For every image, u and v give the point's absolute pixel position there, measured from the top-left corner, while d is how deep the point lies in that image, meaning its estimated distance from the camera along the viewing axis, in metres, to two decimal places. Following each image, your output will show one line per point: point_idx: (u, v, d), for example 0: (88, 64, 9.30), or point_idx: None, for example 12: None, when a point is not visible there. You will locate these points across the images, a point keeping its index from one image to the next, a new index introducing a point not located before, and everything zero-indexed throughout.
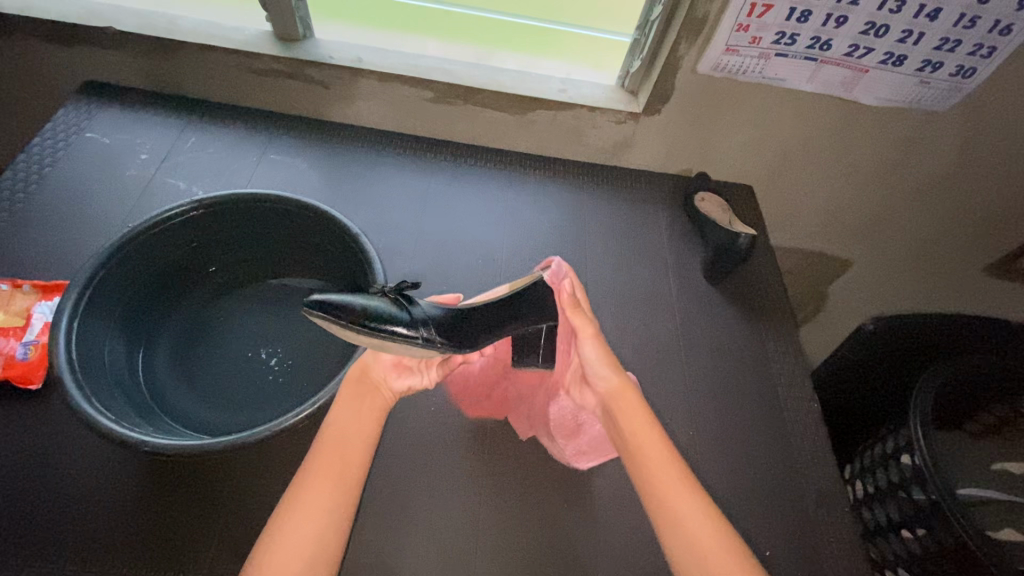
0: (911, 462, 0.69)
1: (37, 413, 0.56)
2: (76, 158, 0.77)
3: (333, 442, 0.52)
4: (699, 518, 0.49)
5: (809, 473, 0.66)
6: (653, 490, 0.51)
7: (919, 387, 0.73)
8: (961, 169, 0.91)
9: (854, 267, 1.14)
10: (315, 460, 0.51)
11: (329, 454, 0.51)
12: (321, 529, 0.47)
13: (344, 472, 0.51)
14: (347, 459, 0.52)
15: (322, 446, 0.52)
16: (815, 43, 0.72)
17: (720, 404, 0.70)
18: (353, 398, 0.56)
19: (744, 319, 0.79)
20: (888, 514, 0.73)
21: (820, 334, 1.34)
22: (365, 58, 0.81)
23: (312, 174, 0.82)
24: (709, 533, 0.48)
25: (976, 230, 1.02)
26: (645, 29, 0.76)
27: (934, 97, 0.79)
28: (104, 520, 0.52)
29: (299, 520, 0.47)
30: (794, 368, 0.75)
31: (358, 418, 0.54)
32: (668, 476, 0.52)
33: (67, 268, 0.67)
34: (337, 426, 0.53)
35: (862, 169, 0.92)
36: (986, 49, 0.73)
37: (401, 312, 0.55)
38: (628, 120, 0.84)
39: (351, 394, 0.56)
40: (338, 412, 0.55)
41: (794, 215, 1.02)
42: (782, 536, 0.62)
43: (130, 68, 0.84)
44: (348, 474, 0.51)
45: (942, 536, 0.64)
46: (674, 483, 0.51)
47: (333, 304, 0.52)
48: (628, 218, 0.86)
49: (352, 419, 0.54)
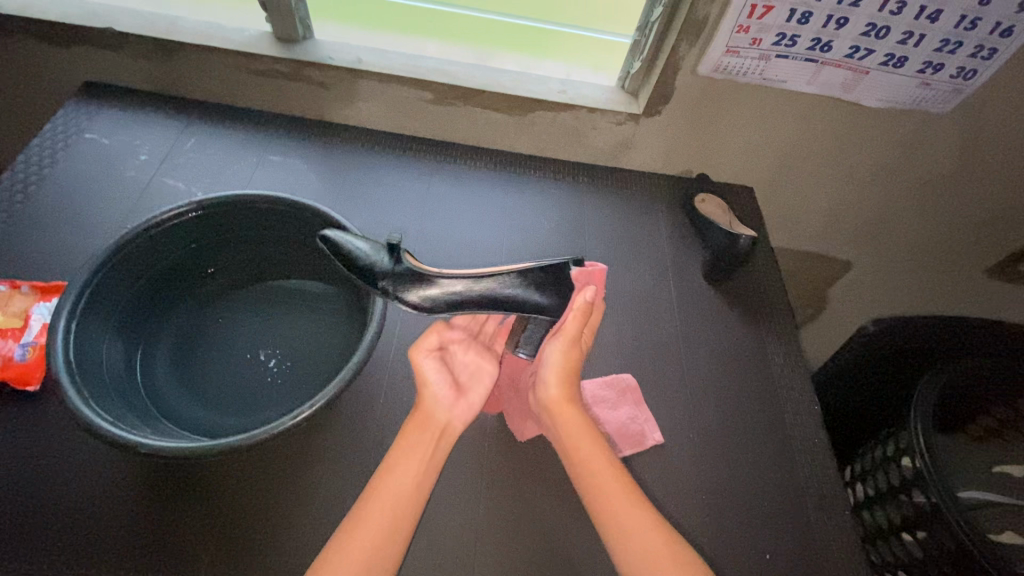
0: (912, 465, 0.69)
1: (35, 415, 0.56)
2: (76, 159, 0.77)
3: (386, 494, 0.50)
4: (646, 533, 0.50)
5: (809, 476, 0.66)
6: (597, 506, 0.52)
7: (920, 390, 0.73)
8: (962, 171, 0.91)
9: (854, 269, 1.14)
10: (365, 512, 0.49)
11: (379, 505, 0.49)
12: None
13: (392, 527, 0.48)
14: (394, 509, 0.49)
15: (373, 498, 0.49)
16: (816, 44, 0.72)
17: (720, 406, 0.70)
18: (415, 445, 0.52)
19: (745, 321, 0.78)
20: (889, 517, 0.73)
21: (820, 336, 1.34)
22: (365, 59, 0.81)
23: (312, 175, 0.81)
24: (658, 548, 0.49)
25: (977, 231, 1.01)
26: (645, 31, 0.76)
27: (934, 99, 0.79)
28: (102, 522, 0.51)
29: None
30: (795, 370, 0.75)
31: (416, 466, 0.51)
32: (614, 491, 0.52)
33: (66, 270, 0.67)
34: (392, 475, 0.51)
35: (863, 171, 0.92)
36: (988, 51, 0.72)
37: (376, 269, 0.56)
38: (628, 121, 0.84)
39: (413, 441, 0.53)
40: (397, 460, 0.51)
41: (795, 216, 1.02)
42: (783, 539, 0.61)
43: (130, 69, 0.84)
44: (394, 530, 0.48)
45: (942, 540, 0.64)
46: (620, 498, 0.52)
47: (336, 239, 0.58)
48: (628, 219, 0.86)
49: (408, 478, 0.51)
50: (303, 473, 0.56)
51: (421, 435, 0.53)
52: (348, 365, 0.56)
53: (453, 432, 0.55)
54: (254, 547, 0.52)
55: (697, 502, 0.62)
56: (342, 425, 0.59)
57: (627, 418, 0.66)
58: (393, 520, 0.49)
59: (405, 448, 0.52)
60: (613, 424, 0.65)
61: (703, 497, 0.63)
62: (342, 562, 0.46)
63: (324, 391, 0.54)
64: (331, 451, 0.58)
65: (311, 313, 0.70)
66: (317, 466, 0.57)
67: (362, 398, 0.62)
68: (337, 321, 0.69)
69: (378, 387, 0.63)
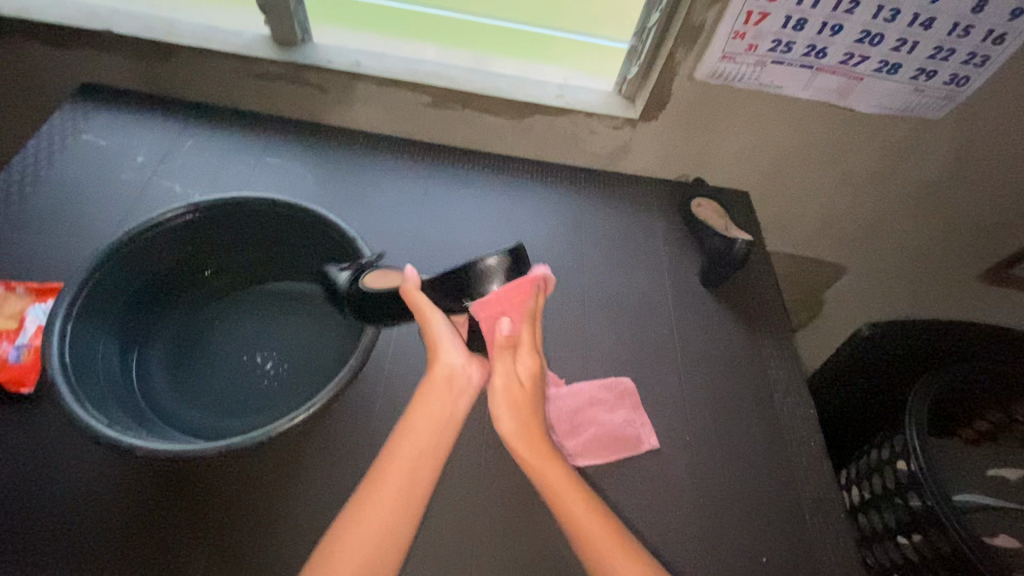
0: (906, 468, 0.69)
1: (29, 417, 0.55)
2: (72, 160, 0.77)
3: (408, 450, 0.52)
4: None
5: (805, 479, 0.66)
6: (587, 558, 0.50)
7: (914, 394, 0.73)
8: (956, 177, 0.91)
9: (849, 273, 1.15)
10: (385, 474, 0.50)
11: (400, 462, 0.51)
12: (383, 537, 0.48)
13: (413, 482, 0.51)
14: (415, 465, 0.51)
15: (394, 456, 0.52)
16: (811, 50, 0.73)
17: (716, 409, 0.70)
18: (432, 403, 0.54)
19: (740, 325, 0.79)
20: (884, 521, 0.73)
21: (815, 340, 1.35)
22: (363, 62, 0.81)
23: (309, 178, 0.82)
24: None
25: (970, 236, 1.02)
26: (643, 36, 0.77)
27: (928, 105, 0.80)
28: (96, 525, 0.51)
29: (363, 534, 0.47)
30: (789, 374, 0.75)
31: (434, 424, 0.53)
32: (609, 550, 0.50)
33: (62, 271, 0.67)
34: (409, 437, 0.53)
35: (857, 176, 0.93)
36: (980, 59, 0.73)
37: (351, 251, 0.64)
38: (625, 126, 0.85)
39: (429, 399, 0.55)
40: (411, 424, 0.53)
41: (790, 221, 1.02)
42: (779, 543, 0.62)
43: (127, 71, 0.84)
44: (416, 485, 0.50)
45: (938, 544, 0.64)
46: (615, 554, 0.50)
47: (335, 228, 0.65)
48: (625, 223, 0.87)
49: (426, 435, 0.53)
50: (299, 476, 0.56)
51: (440, 392, 0.55)
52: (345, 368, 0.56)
53: (472, 389, 0.56)
54: (250, 551, 0.52)
55: (693, 506, 0.62)
56: (339, 428, 0.59)
57: (623, 421, 0.66)
58: (414, 474, 0.51)
59: (422, 408, 0.54)
60: (610, 427, 0.66)
61: (699, 501, 0.63)
62: (366, 512, 0.48)
63: (321, 393, 0.54)
64: (327, 455, 0.57)
65: (308, 315, 0.70)
66: (314, 470, 0.56)
67: (358, 401, 0.61)
68: (334, 324, 0.69)
69: (376, 390, 0.63)
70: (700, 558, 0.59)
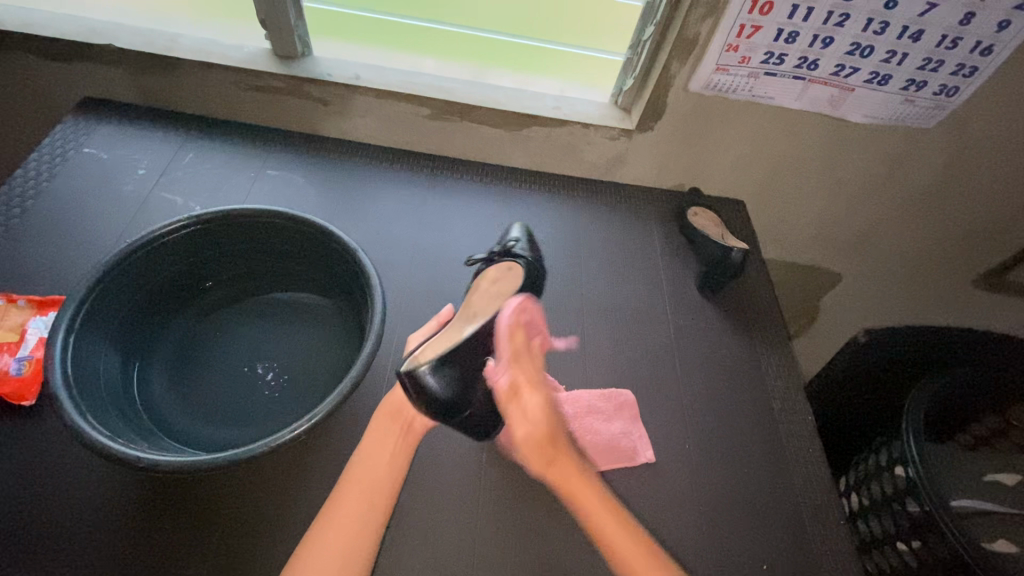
0: (905, 474, 0.70)
1: (29, 430, 0.55)
2: (74, 174, 0.78)
3: (360, 483, 0.55)
4: (629, 545, 0.56)
5: (805, 486, 0.67)
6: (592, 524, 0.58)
7: (911, 399, 0.74)
8: (948, 184, 0.93)
9: (844, 280, 1.16)
10: (343, 497, 0.54)
11: (353, 495, 0.55)
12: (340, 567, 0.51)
13: (365, 515, 0.54)
14: (367, 496, 0.55)
15: (351, 483, 0.55)
16: (803, 62, 0.74)
17: (715, 416, 0.71)
18: (383, 435, 0.59)
19: (738, 333, 0.79)
20: (883, 526, 0.73)
21: (813, 347, 1.35)
22: (363, 75, 0.82)
23: (309, 189, 0.82)
24: (631, 546, 0.56)
25: (963, 243, 1.04)
26: (637, 49, 0.78)
27: (919, 115, 0.81)
28: (94, 537, 0.51)
29: (327, 550, 0.51)
30: (787, 381, 0.76)
31: (383, 455, 0.58)
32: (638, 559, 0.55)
33: (64, 283, 0.67)
34: (364, 464, 0.57)
35: (852, 185, 0.94)
36: (968, 70, 0.75)
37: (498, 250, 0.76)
38: (621, 136, 0.86)
39: (379, 433, 0.59)
40: (368, 451, 0.58)
41: (786, 229, 1.03)
42: (780, 548, 0.62)
43: (129, 85, 0.84)
44: (368, 517, 0.54)
45: (936, 548, 0.65)
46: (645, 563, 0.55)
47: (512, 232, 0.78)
48: (623, 232, 0.88)
49: (382, 461, 0.57)
50: (300, 488, 0.56)
51: (389, 424, 0.60)
52: (346, 379, 0.56)
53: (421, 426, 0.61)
54: (252, 565, 0.52)
55: (695, 512, 0.63)
56: (340, 440, 0.59)
57: (620, 432, 0.67)
58: (367, 505, 0.54)
59: (375, 437, 0.59)
60: (605, 435, 0.66)
61: (700, 507, 0.63)
62: (324, 544, 0.52)
63: (322, 405, 0.54)
64: (328, 464, 0.58)
65: (308, 327, 0.70)
66: (315, 482, 0.56)
67: (360, 411, 0.62)
68: (334, 335, 0.69)
69: (378, 401, 0.63)
70: (702, 565, 0.59)
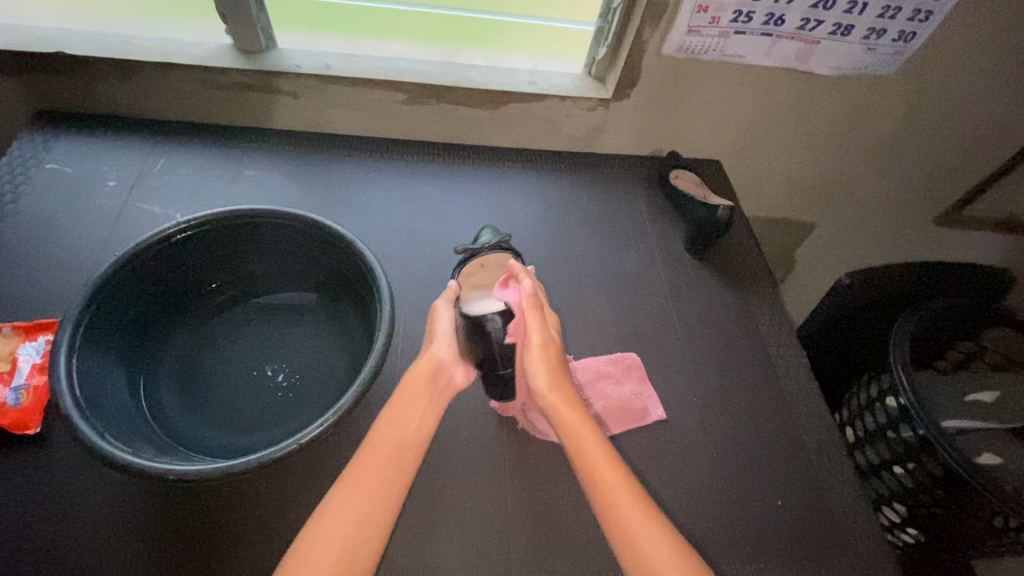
0: (897, 403, 0.75)
1: (40, 458, 0.53)
2: (40, 192, 0.74)
3: (387, 442, 0.51)
4: (623, 494, 0.49)
5: (806, 424, 0.71)
6: (594, 480, 0.50)
7: (896, 333, 0.78)
8: (908, 127, 0.97)
9: (818, 229, 1.20)
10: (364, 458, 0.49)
11: (378, 459, 0.49)
12: (354, 540, 0.45)
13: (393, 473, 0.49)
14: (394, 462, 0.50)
15: (374, 443, 0.51)
16: (770, 19, 0.76)
17: (717, 369, 0.74)
18: (412, 395, 0.55)
19: (729, 288, 0.82)
20: (879, 453, 0.78)
21: (792, 296, 1.41)
22: (333, 64, 0.80)
23: (291, 186, 0.80)
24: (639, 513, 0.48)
25: (924, 182, 1.09)
26: (608, 17, 0.78)
27: (880, 62, 0.84)
28: (124, 556, 0.50)
29: (342, 518, 0.46)
30: (780, 328, 0.79)
31: (412, 415, 0.53)
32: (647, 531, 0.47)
33: (48, 305, 0.64)
34: (391, 425, 0.52)
35: (820, 135, 0.97)
36: (924, 14, 0.78)
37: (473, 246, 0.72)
38: (598, 106, 0.87)
39: (410, 389, 0.55)
40: (396, 412, 0.53)
41: (761, 184, 1.07)
42: (791, 486, 0.66)
43: (86, 94, 0.80)
44: (393, 484, 0.49)
45: (932, 468, 0.70)
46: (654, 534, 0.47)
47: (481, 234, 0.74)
48: (609, 201, 0.89)
49: (408, 425, 0.52)
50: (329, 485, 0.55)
51: (421, 385, 0.55)
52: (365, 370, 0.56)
53: (454, 387, 0.57)
54: None
55: (710, 461, 0.66)
56: (363, 431, 0.59)
57: (631, 394, 0.69)
58: (394, 471, 0.49)
59: (403, 398, 0.54)
60: (618, 397, 0.68)
61: (714, 456, 0.66)
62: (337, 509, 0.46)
63: (343, 399, 0.54)
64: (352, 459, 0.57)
65: (313, 324, 0.69)
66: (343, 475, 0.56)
67: (376, 403, 0.62)
68: (341, 330, 0.69)
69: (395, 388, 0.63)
70: (721, 509, 0.63)
